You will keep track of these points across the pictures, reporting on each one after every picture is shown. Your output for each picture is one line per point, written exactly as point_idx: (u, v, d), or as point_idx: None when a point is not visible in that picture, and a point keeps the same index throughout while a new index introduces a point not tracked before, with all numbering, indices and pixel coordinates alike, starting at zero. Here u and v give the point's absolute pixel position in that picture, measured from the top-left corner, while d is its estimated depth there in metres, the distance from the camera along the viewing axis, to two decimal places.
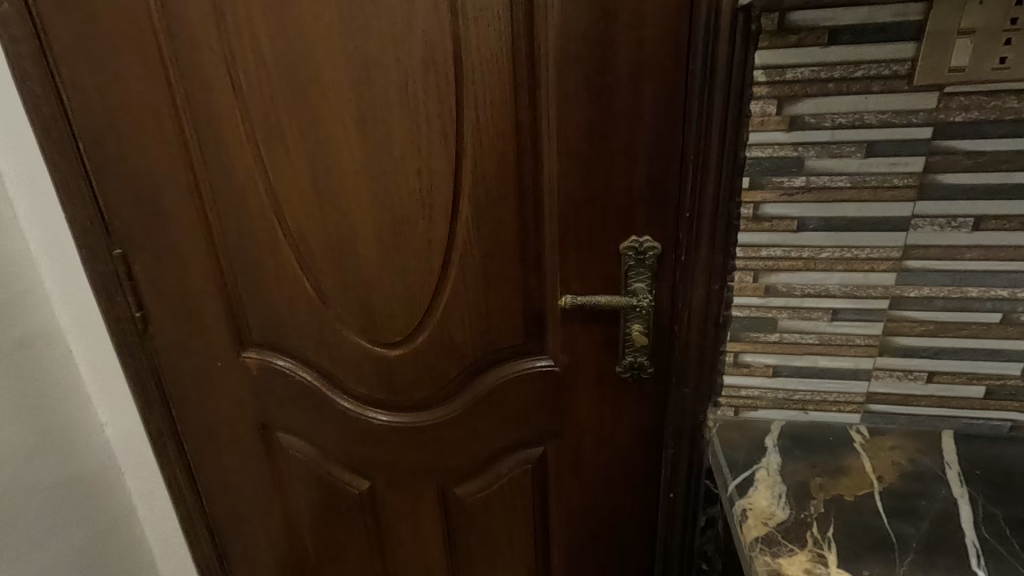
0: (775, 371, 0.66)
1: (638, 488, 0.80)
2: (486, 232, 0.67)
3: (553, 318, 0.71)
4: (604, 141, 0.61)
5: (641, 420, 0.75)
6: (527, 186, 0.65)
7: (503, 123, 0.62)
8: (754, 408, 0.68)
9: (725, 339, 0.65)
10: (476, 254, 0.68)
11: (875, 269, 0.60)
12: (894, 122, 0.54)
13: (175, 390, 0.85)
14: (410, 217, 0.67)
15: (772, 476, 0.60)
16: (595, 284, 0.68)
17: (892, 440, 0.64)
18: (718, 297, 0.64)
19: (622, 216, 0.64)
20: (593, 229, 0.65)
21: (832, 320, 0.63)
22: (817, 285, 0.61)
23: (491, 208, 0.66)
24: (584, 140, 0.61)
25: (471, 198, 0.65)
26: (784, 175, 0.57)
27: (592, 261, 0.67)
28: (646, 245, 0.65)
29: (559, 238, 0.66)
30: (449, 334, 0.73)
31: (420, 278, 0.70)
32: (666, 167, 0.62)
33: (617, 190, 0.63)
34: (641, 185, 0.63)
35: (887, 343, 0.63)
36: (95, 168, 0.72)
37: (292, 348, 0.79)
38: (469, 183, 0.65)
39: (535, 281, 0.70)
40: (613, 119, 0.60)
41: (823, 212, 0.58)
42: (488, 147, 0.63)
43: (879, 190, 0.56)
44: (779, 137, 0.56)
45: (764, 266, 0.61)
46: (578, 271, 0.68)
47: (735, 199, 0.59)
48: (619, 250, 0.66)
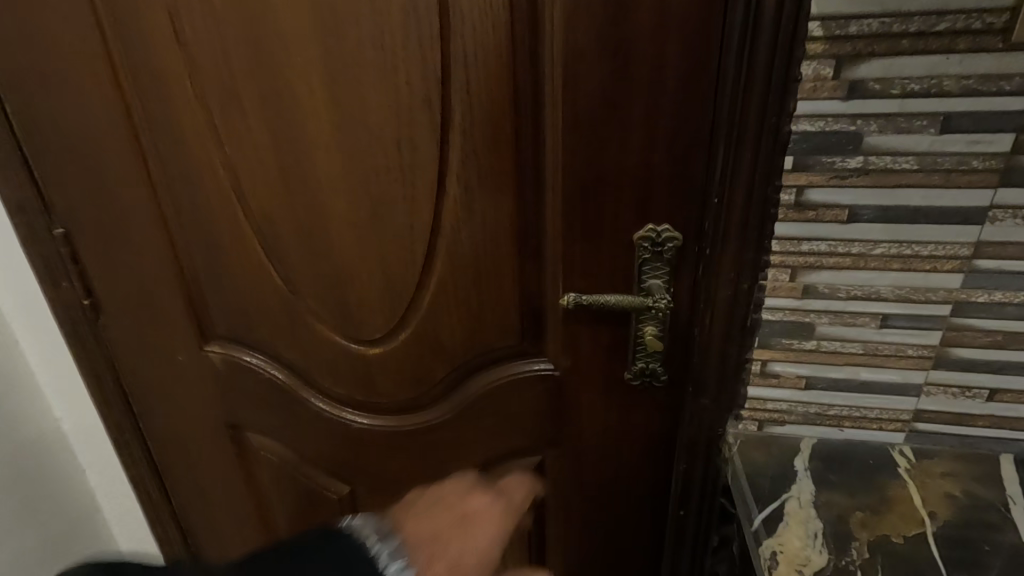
0: (808, 383, 0.57)
1: (644, 503, 0.72)
2: (477, 216, 0.57)
3: (554, 316, 0.62)
4: (619, 111, 0.51)
5: (651, 431, 0.67)
6: (527, 163, 0.55)
7: (499, 86, 0.52)
8: (781, 423, 0.59)
9: (752, 346, 0.56)
10: (465, 242, 0.59)
11: (938, 268, 0.50)
12: (979, 90, 0.44)
13: (134, 384, 0.77)
14: (388, 198, 0.57)
15: (805, 508, 0.52)
16: (604, 279, 0.59)
17: (942, 466, 0.55)
18: (746, 297, 0.54)
19: (637, 200, 0.55)
20: (602, 215, 0.56)
21: (880, 327, 0.53)
22: (866, 287, 0.52)
23: (483, 190, 0.56)
24: (597, 109, 0.51)
25: (459, 178, 0.56)
26: (836, 154, 0.47)
27: (600, 252, 0.58)
28: (665, 235, 0.55)
29: (562, 225, 0.57)
30: (435, 332, 0.65)
31: (402, 269, 0.61)
32: (692, 144, 0.52)
33: (633, 170, 0.53)
34: (662, 165, 0.53)
35: (943, 356, 0.53)
36: (27, 136, 0.63)
37: (261, 343, 0.70)
38: (457, 159, 0.55)
39: (534, 273, 0.61)
40: (631, 84, 0.50)
41: (880, 200, 0.48)
42: (480, 116, 0.53)
43: (952, 174, 0.46)
44: (833, 107, 0.46)
45: (803, 263, 0.52)
46: (583, 264, 0.58)
47: (774, 182, 0.49)
48: (633, 240, 0.56)
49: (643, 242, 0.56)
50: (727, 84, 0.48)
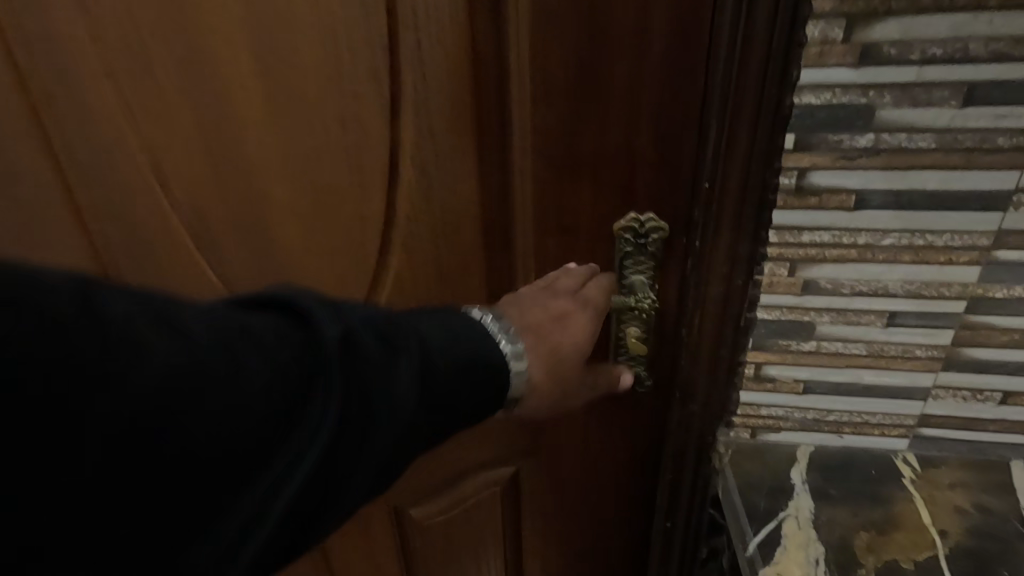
0: (806, 387, 0.51)
1: (628, 513, 0.67)
2: (437, 205, 0.50)
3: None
4: (598, 83, 0.44)
5: (634, 437, 0.61)
6: (492, 143, 0.48)
7: (457, 53, 0.44)
8: (776, 430, 0.54)
9: (745, 348, 0.51)
10: (424, 235, 0.52)
11: (954, 260, 0.44)
12: (1009, 55, 0.38)
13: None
14: (331, 187, 0.49)
15: (804, 529, 0.47)
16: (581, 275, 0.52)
17: (950, 475, 0.51)
18: (740, 295, 0.48)
19: (618, 186, 0.48)
20: (579, 202, 0.49)
21: (887, 325, 0.48)
22: (873, 282, 0.46)
23: (444, 175, 0.49)
24: (571, 80, 0.44)
25: (413, 161, 0.48)
26: (844, 131, 0.41)
27: (577, 245, 0.51)
28: (649, 224, 0.48)
29: (535, 214, 0.50)
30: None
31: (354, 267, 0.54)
32: (681, 121, 0.45)
33: (614, 151, 0.46)
34: (647, 145, 0.46)
35: (954, 356, 0.48)
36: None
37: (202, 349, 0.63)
38: (410, 139, 0.47)
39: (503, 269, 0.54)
40: (611, 50, 0.43)
41: (892, 184, 0.42)
42: (436, 88, 0.45)
43: (973, 154, 0.41)
44: (842, 76, 0.40)
45: (803, 256, 0.46)
46: (558, 257, 0.52)
47: (774, 165, 0.43)
48: (613, 230, 0.50)
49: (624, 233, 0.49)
50: (721, 49, 0.41)
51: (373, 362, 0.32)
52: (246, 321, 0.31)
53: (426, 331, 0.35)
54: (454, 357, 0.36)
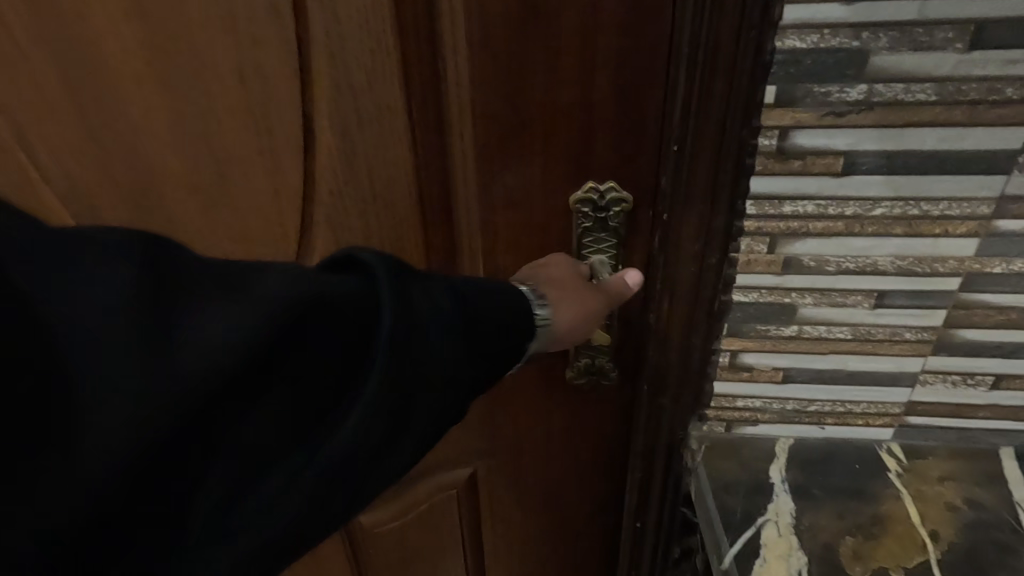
0: (785, 376, 0.46)
1: (594, 514, 0.62)
2: (363, 175, 0.43)
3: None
4: (545, 25, 0.37)
5: (601, 434, 0.56)
6: (423, 100, 0.40)
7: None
8: (753, 423, 0.48)
9: (720, 335, 0.45)
10: (351, 212, 0.44)
11: (950, 232, 0.39)
12: None
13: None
14: (238, 150, 0.42)
15: (786, 537, 0.43)
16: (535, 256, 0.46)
17: (938, 467, 0.46)
18: (714, 275, 0.42)
19: (575, 149, 0.41)
20: (530, 170, 0.42)
21: (875, 307, 0.43)
22: (861, 258, 0.41)
23: (369, 139, 0.41)
24: (513, 22, 0.37)
25: (330, 122, 0.40)
26: (833, 82, 0.35)
27: (530, 221, 0.44)
28: (610, 194, 0.42)
29: (479, 185, 0.43)
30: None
31: (271, 250, 0.46)
32: (645, 69, 0.38)
33: (568, 109, 0.40)
34: (605, 100, 0.39)
35: (945, 339, 0.44)
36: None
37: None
38: (324, 95, 0.40)
39: (446, 250, 0.47)
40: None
41: (885, 144, 0.37)
42: (354, 32, 0.38)
43: (978, 108, 0.35)
44: (832, 13, 0.33)
45: (784, 229, 0.40)
46: (508, 236, 0.45)
47: (754, 120, 0.37)
48: (570, 203, 0.43)
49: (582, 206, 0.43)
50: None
51: (449, 312, 0.32)
52: (334, 274, 0.30)
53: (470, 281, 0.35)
54: (520, 311, 0.36)
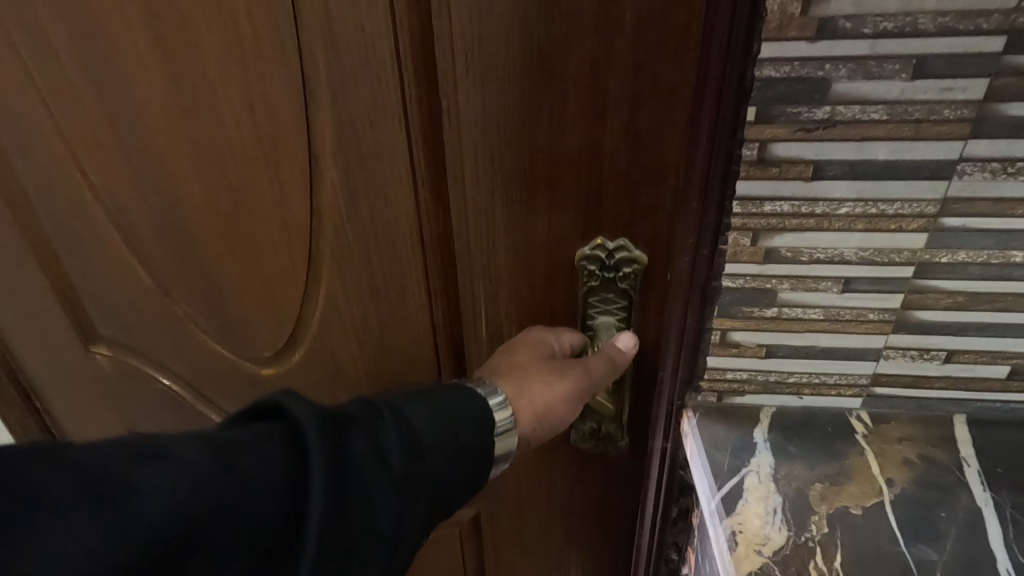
0: (768, 352, 0.54)
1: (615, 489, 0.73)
2: (433, 186, 0.56)
3: (514, 294, 0.61)
4: (561, 75, 0.48)
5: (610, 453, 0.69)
6: (471, 133, 0.52)
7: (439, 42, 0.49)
8: (741, 393, 0.56)
9: (712, 315, 0.53)
10: (417, 212, 0.58)
11: (903, 228, 0.47)
12: (956, 29, 0.39)
13: (117, 320, 0.84)
14: (341, 159, 0.56)
15: (765, 483, 0.50)
16: (559, 257, 0.57)
17: (900, 430, 0.54)
18: (707, 263, 0.50)
19: (592, 174, 0.52)
20: (558, 190, 0.53)
21: (843, 291, 0.50)
22: (828, 250, 0.48)
23: (435, 157, 0.54)
24: (536, 77, 0.48)
25: (408, 143, 0.54)
26: (802, 105, 0.43)
27: (553, 225, 0.55)
28: (614, 255, 0.55)
29: (515, 202, 0.55)
30: (398, 306, 0.64)
31: (362, 235, 0.60)
32: (650, 114, 0.48)
33: (581, 142, 0.50)
34: (610, 137, 0.50)
35: (904, 319, 0.51)
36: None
37: (226, 298, 0.72)
38: (402, 122, 0.53)
39: (489, 252, 0.58)
40: (575, 46, 0.46)
41: (847, 155, 0.44)
42: (415, 78, 0.51)
43: (922, 126, 0.43)
44: (799, 49, 0.41)
45: (765, 225, 0.48)
46: (542, 239, 0.56)
47: (738, 134, 0.45)
48: (580, 261, 0.56)
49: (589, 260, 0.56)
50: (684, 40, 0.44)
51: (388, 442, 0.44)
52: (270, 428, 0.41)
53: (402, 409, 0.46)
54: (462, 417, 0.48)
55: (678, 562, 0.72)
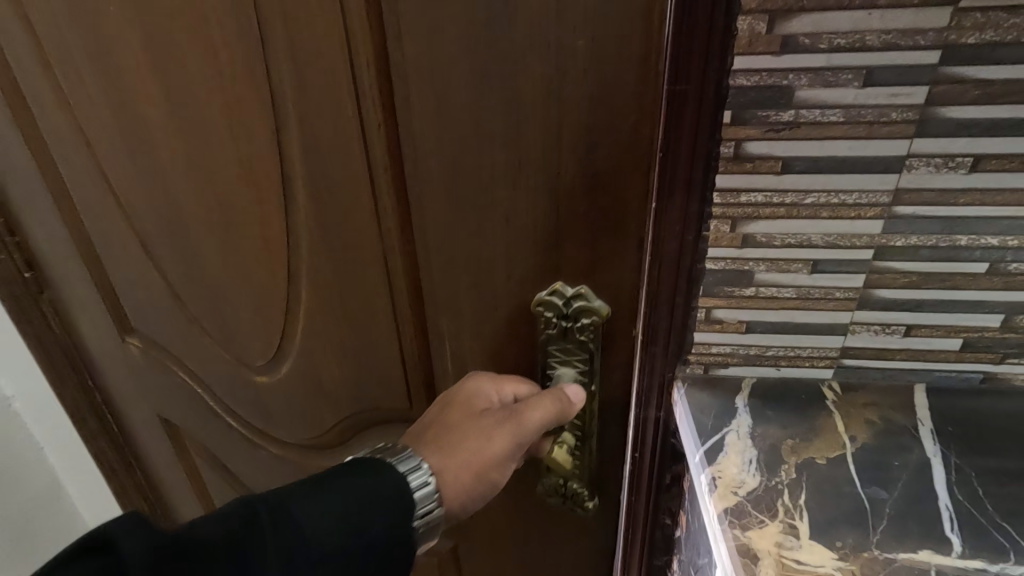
0: (748, 327, 0.61)
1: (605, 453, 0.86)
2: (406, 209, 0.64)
3: (497, 298, 0.67)
4: (525, 102, 0.55)
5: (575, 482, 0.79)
6: (439, 163, 0.59)
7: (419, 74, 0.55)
8: (725, 365, 0.63)
9: (697, 296, 0.60)
10: (394, 231, 0.65)
11: (862, 215, 0.54)
12: (899, 44, 0.46)
13: (151, 319, 0.92)
14: (333, 182, 0.63)
15: (743, 439, 0.57)
16: (535, 260, 0.64)
17: (865, 397, 0.61)
18: (692, 248, 0.57)
19: (548, 198, 0.60)
20: (518, 211, 0.61)
21: (812, 272, 0.57)
22: (798, 235, 0.56)
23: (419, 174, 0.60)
24: (504, 107, 0.55)
25: (386, 171, 0.61)
26: (770, 109, 0.50)
27: (514, 242, 0.63)
28: (567, 304, 0.65)
29: (488, 218, 0.62)
30: (386, 309, 0.71)
31: (350, 248, 0.68)
32: (597, 147, 0.56)
33: (544, 161, 0.57)
34: (570, 156, 0.57)
35: (867, 297, 0.58)
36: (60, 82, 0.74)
37: (237, 297, 0.79)
38: (382, 154, 0.60)
39: (476, 260, 0.65)
40: (538, 78, 0.53)
41: (810, 152, 0.51)
42: (390, 116, 0.58)
43: (874, 126, 0.50)
44: (767, 62, 0.48)
45: (742, 213, 0.55)
46: (504, 254, 0.64)
47: (716, 135, 0.52)
48: (542, 309, 0.67)
49: (547, 308, 0.66)
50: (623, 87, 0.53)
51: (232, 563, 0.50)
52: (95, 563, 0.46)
53: (289, 518, 0.54)
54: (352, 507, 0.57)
55: (672, 526, 0.79)
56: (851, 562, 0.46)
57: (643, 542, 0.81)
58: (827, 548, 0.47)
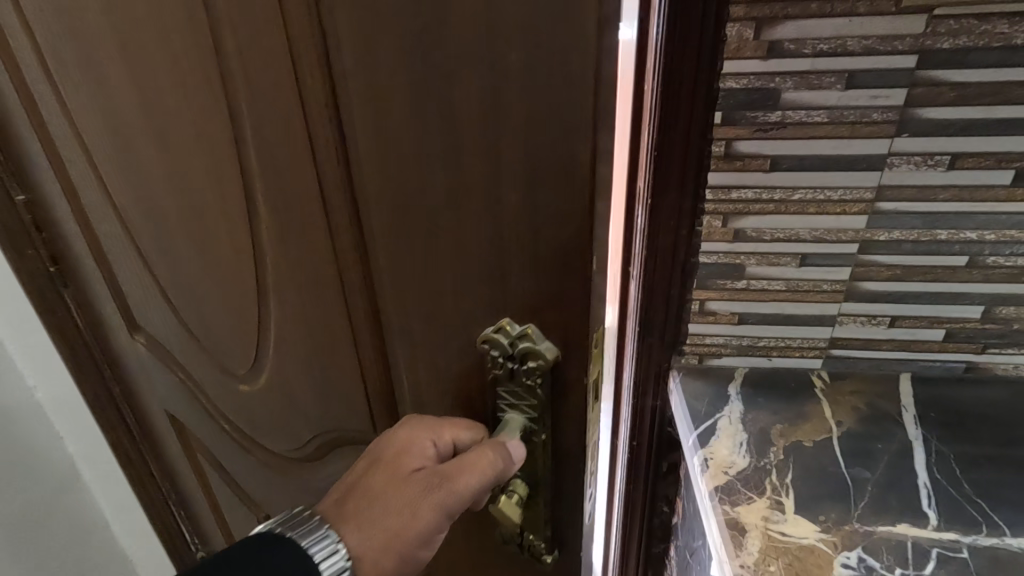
0: (740, 319, 0.64)
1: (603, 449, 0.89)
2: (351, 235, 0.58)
3: (444, 334, 0.61)
4: (464, 125, 0.48)
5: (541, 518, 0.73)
6: (374, 184, 0.53)
7: (350, 88, 0.49)
8: (718, 355, 0.66)
9: (692, 288, 0.63)
10: (343, 256, 0.60)
11: (847, 211, 0.57)
12: (877, 49, 0.49)
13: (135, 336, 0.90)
14: (284, 203, 0.59)
15: (735, 424, 0.59)
16: (480, 297, 0.58)
17: (852, 385, 0.63)
18: (686, 241, 0.60)
19: (491, 227, 0.53)
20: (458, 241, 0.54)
21: (800, 265, 0.60)
22: (786, 230, 0.58)
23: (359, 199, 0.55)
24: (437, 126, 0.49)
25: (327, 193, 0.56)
26: (758, 109, 0.53)
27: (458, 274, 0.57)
28: (517, 342, 0.59)
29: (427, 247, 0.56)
30: (345, 340, 0.67)
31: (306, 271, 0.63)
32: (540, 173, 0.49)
33: (484, 192, 0.51)
34: (513, 189, 0.51)
35: (853, 289, 0.61)
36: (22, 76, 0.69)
37: (211, 317, 0.76)
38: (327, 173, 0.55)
39: (419, 295, 0.59)
40: (471, 99, 0.47)
41: (797, 151, 0.54)
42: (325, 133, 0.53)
43: (857, 126, 0.53)
44: (755, 66, 0.51)
45: (733, 209, 0.58)
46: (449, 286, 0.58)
47: (708, 135, 0.55)
48: (489, 347, 0.60)
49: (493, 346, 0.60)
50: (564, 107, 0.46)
51: None
52: None
53: None
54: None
55: (670, 514, 0.82)
56: (832, 533, 0.48)
57: (642, 529, 0.83)
58: (811, 521, 0.50)
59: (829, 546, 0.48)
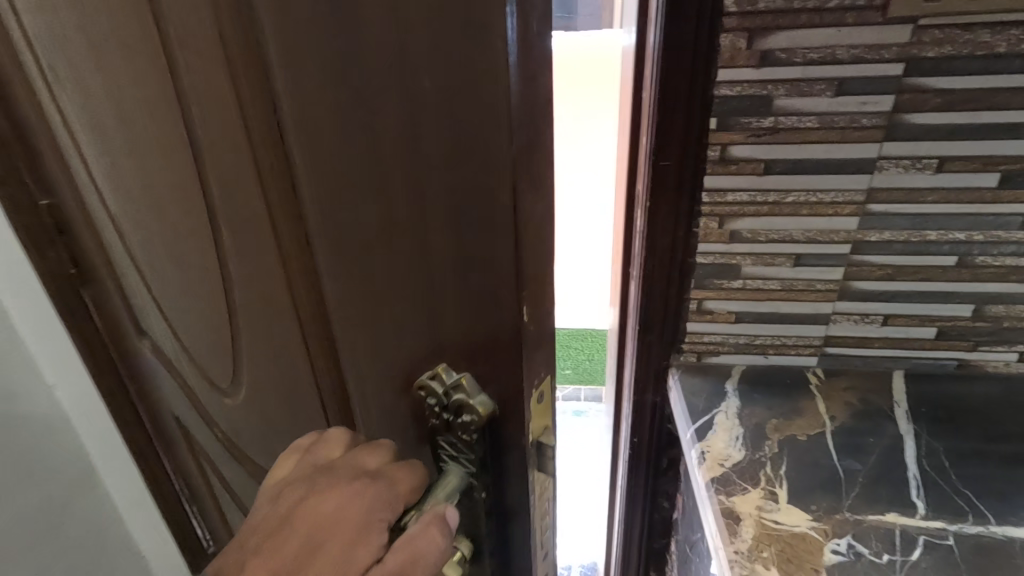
0: (737, 317, 0.66)
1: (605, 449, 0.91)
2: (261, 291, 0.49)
3: (373, 413, 0.47)
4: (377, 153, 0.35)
5: None
6: (278, 229, 0.43)
7: (238, 114, 0.39)
8: (716, 353, 0.68)
9: (689, 287, 0.65)
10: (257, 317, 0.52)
11: (839, 213, 0.59)
12: (865, 58, 0.51)
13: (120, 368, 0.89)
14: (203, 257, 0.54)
15: (731, 419, 0.61)
16: (407, 374, 0.44)
17: (846, 381, 0.65)
18: (683, 242, 0.63)
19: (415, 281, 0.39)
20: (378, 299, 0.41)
21: (795, 265, 0.62)
22: (781, 231, 0.61)
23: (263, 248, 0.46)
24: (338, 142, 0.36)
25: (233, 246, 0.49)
26: (752, 116, 0.55)
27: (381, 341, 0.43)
28: (456, 385, 0.41)
29: (343, 306, 0.43)
30: (273, 405, 0.59)
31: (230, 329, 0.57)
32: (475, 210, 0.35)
33: (406, 234, 0.37)
34: (445, 231, 0.36)
35: (846, 289, 0.63)
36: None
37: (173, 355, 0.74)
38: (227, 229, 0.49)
39: (342, 361, 0.47)
40: (381, 106, 0.33)
41: (790, 155, 0.57)
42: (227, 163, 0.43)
43: (847, 131, 0.55)
44: (748, 74, 0.53)
45: (729, 211, 0.60)
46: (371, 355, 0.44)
47: (703, 140, 0.57)
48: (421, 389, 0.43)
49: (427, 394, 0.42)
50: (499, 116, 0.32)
51: None
52: None
53: None
54: None
55: (670, 510, 0.84)
56: (824, 522, 0.50)
57: (643, 525, 0.85)
58: (803, 511, 0.52)
59: (821, 533, 0.49)
